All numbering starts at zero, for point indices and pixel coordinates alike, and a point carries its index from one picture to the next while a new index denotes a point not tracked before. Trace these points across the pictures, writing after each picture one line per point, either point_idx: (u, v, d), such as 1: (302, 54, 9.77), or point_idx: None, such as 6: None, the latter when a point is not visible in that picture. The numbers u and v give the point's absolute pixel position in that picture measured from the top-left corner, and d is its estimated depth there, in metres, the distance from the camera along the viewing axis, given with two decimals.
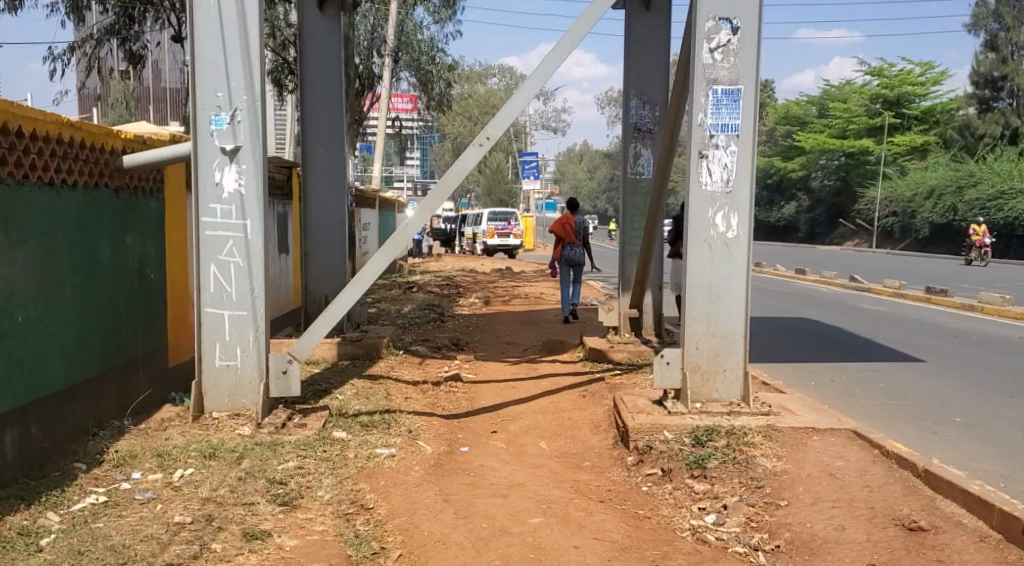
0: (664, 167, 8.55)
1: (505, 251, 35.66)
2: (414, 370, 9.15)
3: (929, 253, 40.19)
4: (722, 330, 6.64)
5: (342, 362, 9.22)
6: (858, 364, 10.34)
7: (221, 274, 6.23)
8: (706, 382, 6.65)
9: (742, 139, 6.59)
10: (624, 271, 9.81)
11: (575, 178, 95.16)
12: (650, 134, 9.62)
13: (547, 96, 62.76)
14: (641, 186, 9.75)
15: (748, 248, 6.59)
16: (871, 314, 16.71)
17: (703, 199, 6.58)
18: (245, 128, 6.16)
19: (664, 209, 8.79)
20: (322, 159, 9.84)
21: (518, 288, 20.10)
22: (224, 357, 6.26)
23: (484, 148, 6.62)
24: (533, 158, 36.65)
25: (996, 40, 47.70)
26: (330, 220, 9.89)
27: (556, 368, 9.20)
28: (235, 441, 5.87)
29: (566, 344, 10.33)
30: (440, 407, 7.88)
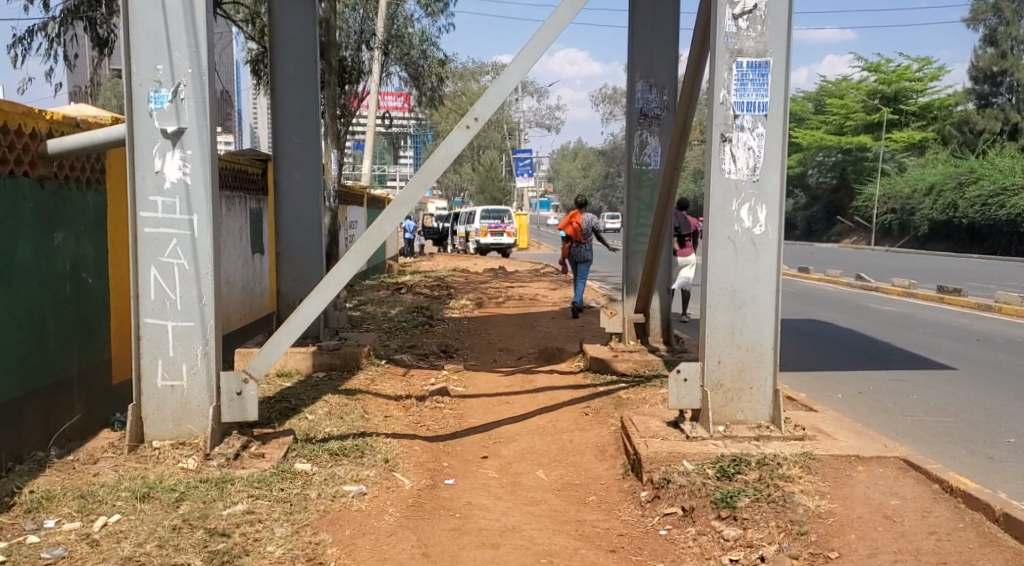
0: (674, 155, 7.64)
1: (498, 250, 34.76)
2: (397, 383, 8.23)
3: (931, 251, 39.37)
4: (748, 342, 5.76)
5: (317, 374, 8.31)
6: (883, 372, 9.46)
7: (164, 279, 5.31)
8: (730, 402, 5.77)
9: (771, 119, 5.70)
10: (630, 273, 8.91)
11: (569, 176, 94.21)
12: (656, 121, 8.72)
13: (541, 94, 61.93)
14: (647, 178, 8.84)
15: (778, 247, 5.72)
16: (885, 315, 15.82)
17: (727, 189, 5.70)
18: (189, 107, 5.23)
19: (675, 203, 7.90)
20: (295, 148, 8.89)
21: (512, 289, 19.19)
22: (168, 377, 5.34)
23: (472, 131, 5.71)
24: (527, 155, 35.73)
25: (995, 34, 46.96)
26: (306, 216, 8.92)
27: (554, 380, 8.30)
28: (177, 477, 4.96)
29: (565, 351, 9.43)
30: (425, 426, 6.97)
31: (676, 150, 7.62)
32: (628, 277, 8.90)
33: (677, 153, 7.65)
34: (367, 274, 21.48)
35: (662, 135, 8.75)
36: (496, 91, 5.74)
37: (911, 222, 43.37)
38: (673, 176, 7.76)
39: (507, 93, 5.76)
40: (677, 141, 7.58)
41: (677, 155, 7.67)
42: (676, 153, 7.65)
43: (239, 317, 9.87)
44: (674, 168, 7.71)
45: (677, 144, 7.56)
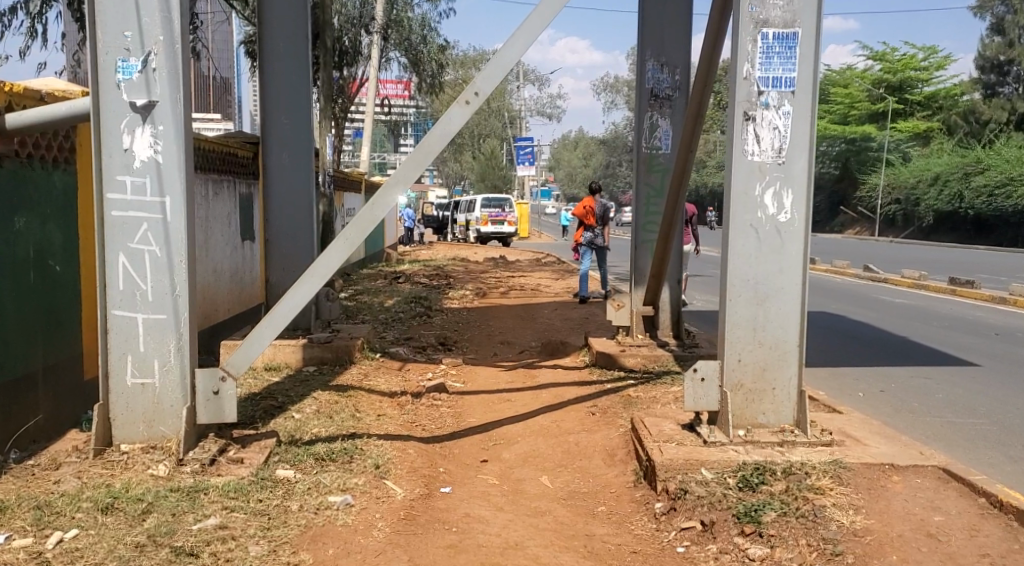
0: (688, 138, 7.15)
1: (498, 239, 34.30)
2: (393, 378, 7.78)
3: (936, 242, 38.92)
4: (771, 339, 5.30)
5: (308, 369, 7.86)
6: (902, 369, 9.02)
7: (134, 267, 4.84)
8: (750, 404, 5.32)
9: (799, 96, 5.22)
10: (638, 264, 8.42)
11: (571, 166, 93.57)
12: (667, 102, 8.24)
13: (542, 82, 61.38)
14: (658, 161, 8.36)
15: (804, 236, 5.26)
16: (897, 308, 15.38)
17: (750, 172, 5.23)
18: (162, 78, 4.76)
19: (689, 189, 7.42)
20: (285, 130, 8.41)
21: (512, 278, 18.73)
22: (138, 375, 4.89)
23: (471, 107, 5.22)
24: (528, 142, 35.23)
25: (1003, 23, 46.39)
26: (296, 201, 8.44)
27: (558, 376, 7.86)
28: (146, 485, 4.51)
29: (569, 345, 8.97)
30: (421, 426, 6.53)
31: (691, 129, 7.11)
32: (637, 267, 8.40)
33: (693, 134, 7.14)
34: (364, 262, 20.99)
35: (674, 116, 8.28)
36: (499, 62, 5.26)
37: (916, 213, 42.91)
38: (687, 159, 7.25)
39: (511, 64, 5.28)
40: (692, 120, 7.06)
41: (694, 136, 7.16)
42: (692, 134, 7.15)
43: (227, 307, 9.41)
44: (689, 150, 7.22)
45: (692, 124, 7.05)
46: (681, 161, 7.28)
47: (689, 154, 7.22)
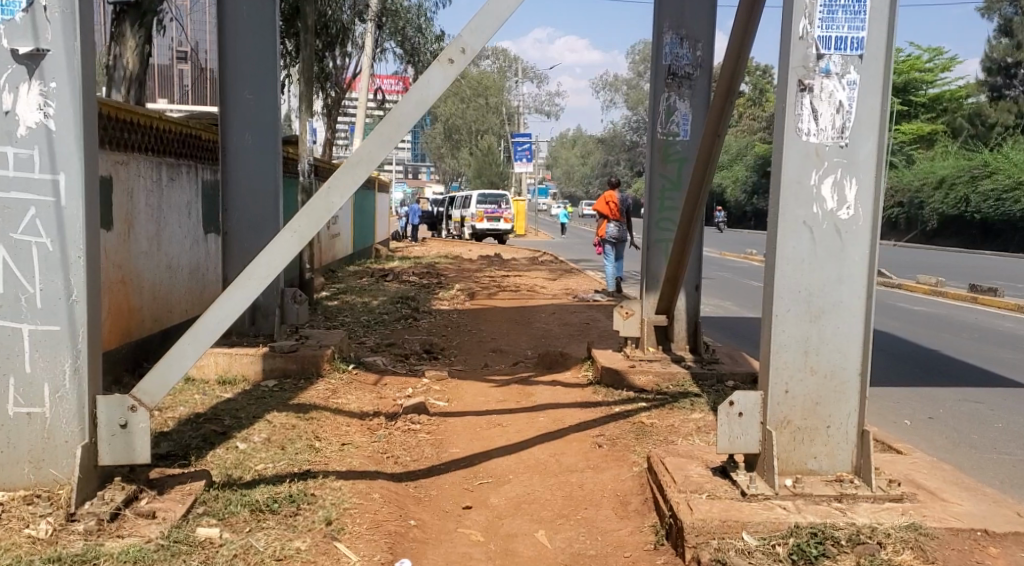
0: (716, 119, 6.02)
1: (494, 236, 33.21)
2: (365, 395, 6.73)
3: (941, 247, 37.78)
4: (826, 366, 4.26)
5: (267, 383, 6.81)
6: (946, 389, 7.96)
7: (17, 264, 3.77)
8: (799, 446, 4.28)
9: (868, 61, 4.16)
10: (651, 266, 7.34)
11: (569, 164, 92.40)
12: (687, 81, 7.18)
13: (541, 80, 60.41)
14: (674, 148, 7.26)
15: (871, 239, 4.21)
16: (920, 316, 14.31)
17: (804, 156, 4.18)
18: (53, 18, 3.68)
19: (713, 180, 6.33)
20: (248, 106, 7.31)
21: (506, 278, 17.67)
22: (23, 403, 3.81)
23: (456, 67, 4.12)
24: (526, 138, 34.14)
25: (1011, 24, 45.02)
26: (260, 189, 7.35)
27: (557, 394, 6.81)
28: (18, 554, 3.46)
29: (569, 357, 7.89)
30: (394, 457, 5.47)
31: (720, 109, 5.97)
32: (649, 270, 7.34)
33: (722, 115, 6.00)
34: (351, 259, 19.94)
35: (695, 98, 7.20)
36: (493, 11, 4.13)
37: (920, 216, 41.79)
38: (715, 143, 6.13)
39: (508, 14, 4.15)
40: (721, 98, 5.92)
41: (724, 119, 6.05)
42: (722, 115, 6.00)
43: (183, 308, 8.32)
44: (716, 135, 6.12)
45: (720, 103, 5.91)
46: (706, 147, 6.17)
47: (717, 139, 6.12)
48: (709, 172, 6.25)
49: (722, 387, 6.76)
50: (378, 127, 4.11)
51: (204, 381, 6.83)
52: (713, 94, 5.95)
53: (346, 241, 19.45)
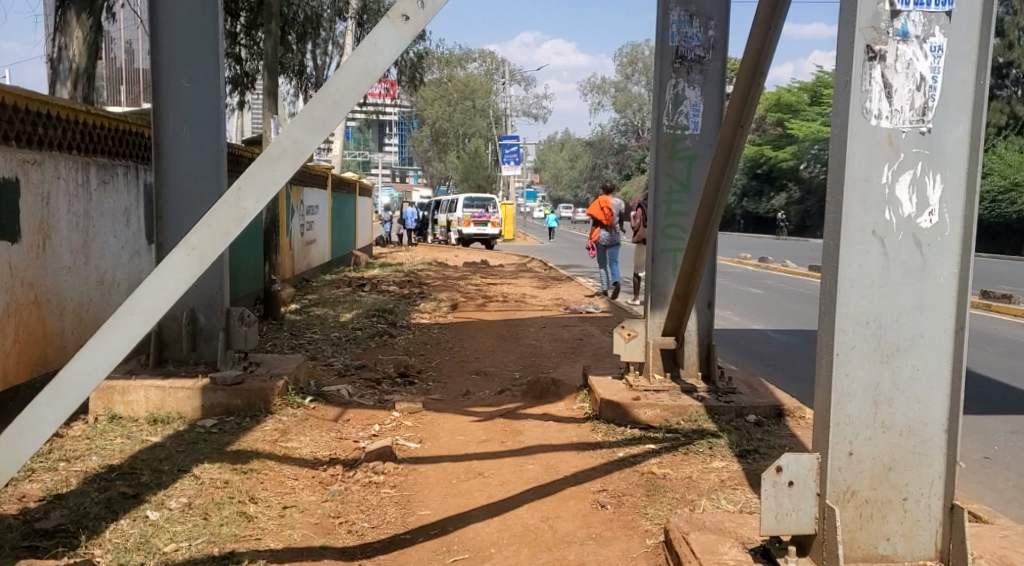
0: (738, 106, 5.08)
1: (481, 241, 32.16)
2: (322, 437, 5.70)
3: None
4: (901, 422, 3.27)
5: (206, 422, 5.79)
6: (993, 417, 6.99)
7: None
8: (868, 525, 3.30)
9: (960, 20, 3.15)
10: (656, 281, 6.33)
11: (557, 167, 91.25)
12: (697, 66, 6.18)
13: (529, 84, 59.53)
14: (683, 144, 6.23)
15: (961, 255, 3.20)
16: None
17: (873, 146, 3.17)
18: None
19: (734, 177, 5.37)
20: (186, 96, 6.25)
21: (493, 287, 16.65)
22: None
23: (410, 26, 3.11)
24: (513, 140, 33.10)
25: (1003, 24, 44.09)
26: (197, 194, 6.29)
27: (549, 432, 5.80)
28: None
29: (562, 386, 6.86)
30: (349, 522, 4.46)
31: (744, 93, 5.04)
32: (655, 286, 6.32)
33: (748, 102, 5.05)
34: (328, 267, 18.88)
35: (706, 85, 6.19)
36: None
37: None
38: (740, 133, 5.16)
39: None
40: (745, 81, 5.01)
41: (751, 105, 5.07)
42: (750, 99, 5.05)
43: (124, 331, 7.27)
44: (739, 124, 5.16)
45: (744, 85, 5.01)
46: (726, 139, 5.20)
47: (740, 129, 5.17)
48: (732, 167, 5.29)
49: (741, 423, 5.75)
50: (306, 106, 3.10)
51: (133, 420, 5.80)
52: (736, 74, 5.04)
53: (323, 247, 18.40)
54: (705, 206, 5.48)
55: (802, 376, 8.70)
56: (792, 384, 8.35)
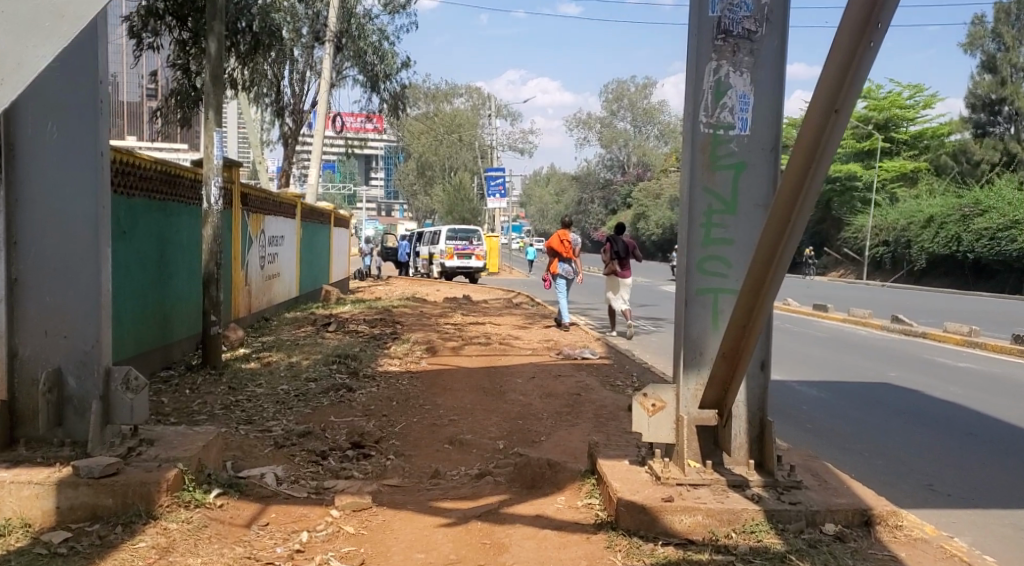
0: (834, 81, 3.67)
1: (464, 275, 30.50)
2: (224, 557, 4.02)
3: (926, 288, 35.16)
4: None
5: (58, 533, 4.10)
6: None
7: None
8: None
9: None
10: (692, 333, 4.65)
11: (543, 202, 89.77)
12: (745, 45, 4.56)
13: (515, 117, 58.49)
14: (726, 146, 4.60)
15: None
16: (970, 375, 11.79)
17: None
18: None
19: (822, 186, 3.84)
20: (54, 82, 4.62)
21: (473, 326, 14.98)
22: None
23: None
24: (499, 172, 31.58)
25: (993, 60, 40.43)
26: (69, 216, 4.67)
27: (545, 548, 4.13)
28: None
29: (561, 471, 5.15)
30: None
31: (843, 66, 3.64)
32: (691, 337, 4.65)
33: (853, 73, 3.63)
34: (293, 304, 17.17)
35: (758, 69, 4.58)
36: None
37: (906, 257, 38.66)
38: (837, 120, 3.73)
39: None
40: (849, 42, 3.59)
41: (857, 80, 3.65)
42: (854, 70, 3.64)
43: None
44: (832, 108, 3.73)
45: (851, 40, 3.57)
46: (813, 126, 3.77)
47: (835, 115, 3.74)
48: (822, 169, 3.81)
49: (817, 536, 4.09)
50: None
51: None
52: (837, 30, 3.59)
53: (289, 281, 16.72)
54: (774, 225, 3.96)
55: (849, 443, 7.09)
56: (840, 453, 6.73)
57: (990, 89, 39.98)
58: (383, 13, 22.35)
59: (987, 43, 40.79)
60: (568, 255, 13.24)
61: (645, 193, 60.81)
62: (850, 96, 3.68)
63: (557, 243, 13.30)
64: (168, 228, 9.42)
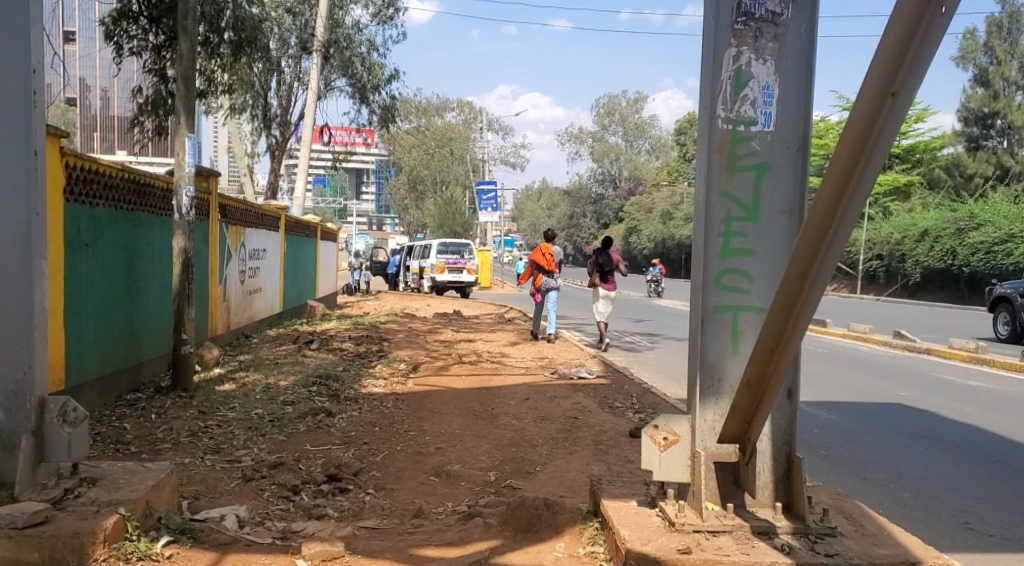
0: (893, 59, 3.14)
1: (455, 289, 29.91)
2: None
3: (921, 303, 34.65)
4: None
5: None
6: None
7: None
8: None
9: None
10: (709, 356, 4.08)
11: (534, 216, 89.49)
12: (768, 29, 4.01)
13: (507, 131, 58.12)
14: (747, 144, 4.03)
15: None
16: (983, 394, 11.27)
17: None
18: None
19: (874, 185, 3.30)
20: None
21: (464, 342, 14.41)
22: None
23: None
24: (491, 185, 31.04)
25: (986, 74, 39.72)
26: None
27: None
28: None
29: (559, 512, 4.58)
30: None
31: (903, 43, 3.11)
32: (707, 360, 4.08)
33: (915, 51, 3.10)
34: (277, 320, 16.58)
35: (784, 56, 4.02)
36: None
37: (900, 271, 38.19)
38: (893, 106, 3.20)
39: None
40: (910, 14, 3.07)
41: (920, 59, 3.12)
42: (917, 47, 3.11)
43: None
44: (888, 92, 3.20)
45: (913, 10, 3.05)
46: (864, 114, 3.24)
47: (891, 99, 3.20)
48: (873, 166, 3.27)
49: None
50: None
51: None
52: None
53: (272, 296, 16.12)
54: (813, 231, 3.40)
55: (869, 472, 6.53)
56: (861, 484, 6.17)
57: (984, 103, 39.56)
58: (372, 23, 21.84)
59: (979, 57, 39.91)
60: (551, 269, 12.83)
61: (636, 208, 60.34)
62: (911, 79, 3.15)
63: (539, 257, 12.88)
64: (136, 241, 8.82)
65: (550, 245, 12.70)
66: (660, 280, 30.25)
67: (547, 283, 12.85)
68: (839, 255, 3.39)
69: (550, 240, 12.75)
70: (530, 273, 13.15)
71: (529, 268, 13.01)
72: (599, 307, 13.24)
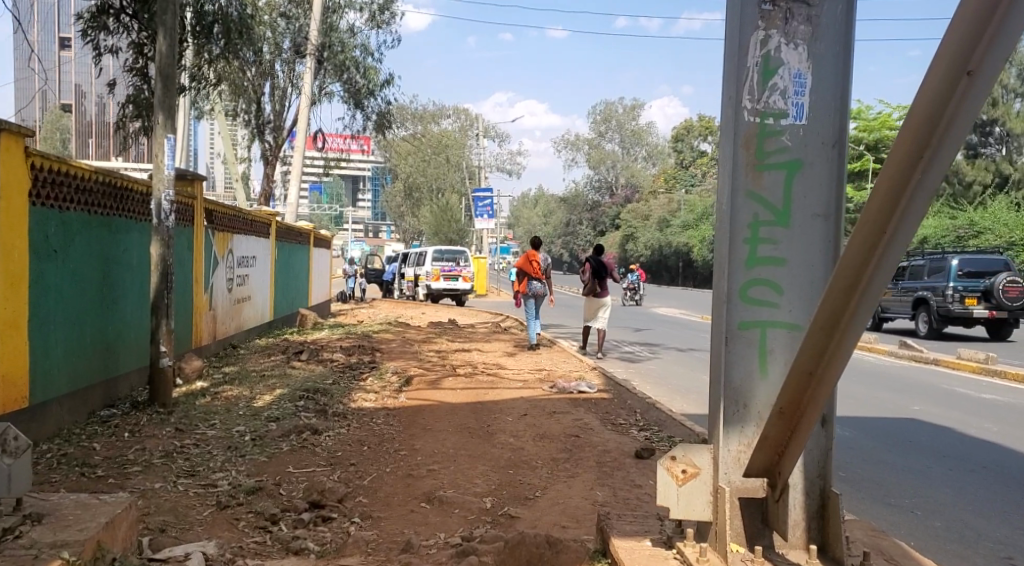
0: (971, 31, 2.69)
1: (450, 297, 29.43)
2: None
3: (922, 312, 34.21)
4: None
5: None
6: None
7: None
8: None
9: None
10: (734, 378, 3.62)
11: (531, 224, 89.15)
12: (802, 9, 3.54)
13: (502, 138, 57.72)
14: (777, 139, 3.57)
15: None
16: (999, 407, 10.82)
17: None
18: None
19: (943, 180, 2.84)
20: None
21: (460, 353, 13.95)
22: None
23: None
24: (486, 191, 30.57)
25: None
26: None
27: None
28: None
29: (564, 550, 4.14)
30: None
31: (984, 12, 2.67)
32: (732, 382, 3.62)
33: (997, 22, 2.66)
34: (268, 329, 16.12)
35: (818, 41, 3.54)
36: None
37: None
38: (968, 88, 2.74)
39: None
40: None
41: (1003, 33, 2.67)
42: (1000, 17, 2.66)
43: None
44: (962, 71, 2.75)
45: None
46: (933, 97, 2.79)
47: (966, 80, 2.74)
48: (942, 158, 2.81)
49: None
50: None
51: None
52: None
53: (262, 305, 15.66)
54: (866, 231, 2.96)
55: (894, 497, 6.07)
56: (885, 511, 5.71)
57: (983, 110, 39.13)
58: (366, 27, 21.39)
59: None
60: (537, 275, 12.45)
61: (633, 215, 59.83)
62: (991, 56, 2.70)
63: (524, 262, 12.49)
64: (112, 247, 8.35)
65: (536, 252, 12.29)
66: (636, 286, 29.56)
67: (532, 290, 12.46)
68: (895, 262, 2.93)
69: (536, 246, 12.34)
70: (516, 279, 12.76)
71: (515, 274, 12.62)
72: (591, 314, 12.84)
